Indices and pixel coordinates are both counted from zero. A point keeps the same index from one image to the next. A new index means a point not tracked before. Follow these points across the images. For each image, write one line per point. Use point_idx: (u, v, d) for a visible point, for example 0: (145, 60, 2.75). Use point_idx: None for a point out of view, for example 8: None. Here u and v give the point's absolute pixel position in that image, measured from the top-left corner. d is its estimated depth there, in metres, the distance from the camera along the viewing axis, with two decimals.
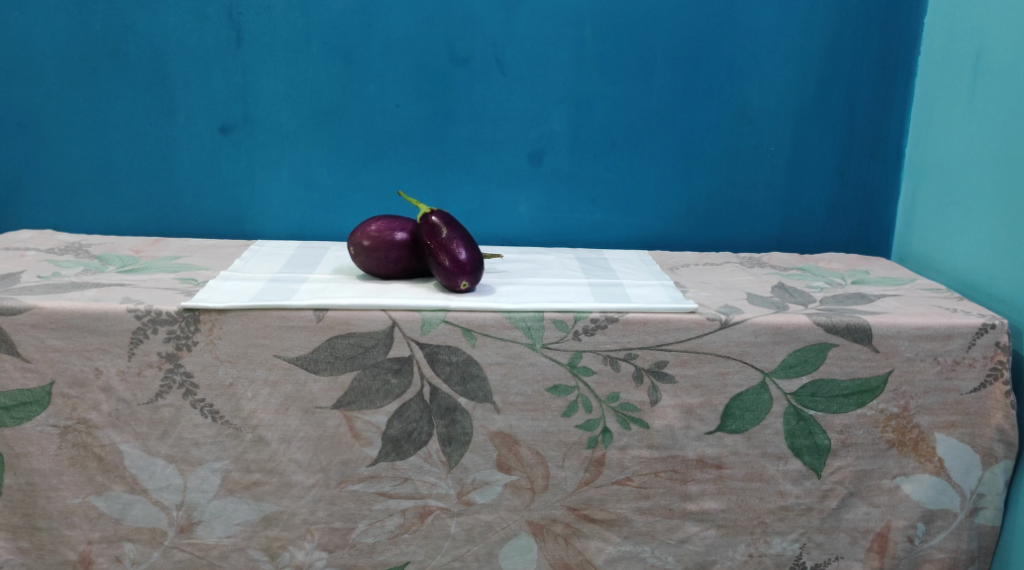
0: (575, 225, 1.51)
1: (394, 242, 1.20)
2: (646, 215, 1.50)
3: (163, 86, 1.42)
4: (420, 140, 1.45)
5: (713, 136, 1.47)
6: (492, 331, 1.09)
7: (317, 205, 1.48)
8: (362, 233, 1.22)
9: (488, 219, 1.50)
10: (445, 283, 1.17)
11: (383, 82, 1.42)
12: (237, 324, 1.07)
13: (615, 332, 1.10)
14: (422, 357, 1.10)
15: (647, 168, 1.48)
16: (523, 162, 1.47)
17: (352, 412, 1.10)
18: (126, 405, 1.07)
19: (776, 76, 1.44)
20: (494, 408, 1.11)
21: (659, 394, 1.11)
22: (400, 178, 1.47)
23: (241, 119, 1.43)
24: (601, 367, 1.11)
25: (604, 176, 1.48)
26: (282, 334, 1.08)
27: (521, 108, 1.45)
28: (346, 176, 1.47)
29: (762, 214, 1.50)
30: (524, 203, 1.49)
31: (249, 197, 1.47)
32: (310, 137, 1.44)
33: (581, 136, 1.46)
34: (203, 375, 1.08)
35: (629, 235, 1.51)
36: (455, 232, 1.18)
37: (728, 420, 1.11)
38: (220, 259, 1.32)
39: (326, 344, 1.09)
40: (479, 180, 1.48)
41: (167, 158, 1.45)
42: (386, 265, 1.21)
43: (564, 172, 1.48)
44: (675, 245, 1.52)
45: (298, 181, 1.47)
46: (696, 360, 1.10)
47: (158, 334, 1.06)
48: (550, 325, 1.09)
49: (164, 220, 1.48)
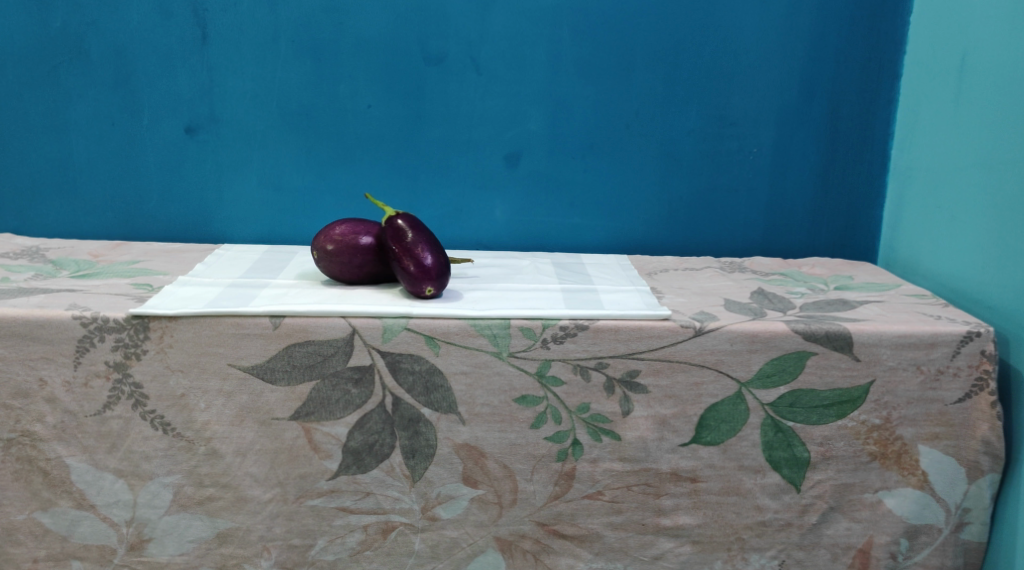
0: (551, 229, 1.46)
1: (358, 246, 1.16)
2: (625, 219, 1.46)
3: (125, 85, 1.37)
4: (392, 141, 1.41)
5: (695, 138, 1.42)
6: (456, 339, 1.05)
7: (286, 208, 1.43)
8: (325, 237, 1.17)
9: (462, 223, 1.45)
10: (410, 288, 1.12)
11: (353, 81, 1.38)
12: (189, 332, 1.03)
13: (585, 341, 1.06)
14: (384, 366, 1.05)
15: (626, 171, 1.44)
16: (499, 164, 1.43)
17: (311, 424, 1.05)
18: (73, 417, 1.03)
19: (759, 76, 1.40)
20: (459, 420, 1.06)
21: (631, 404, 1.07)
22: (371, 181, 1.42)
23: (206, 119, 1.38)
24: (571, 377, 1.06)
25: (582, 179, 1.44)
26: (236, 342, 1.03)
27: (496, 108, 1.40)
28: (315, 178, 1.42)
29: (744, 218, 1.46)
30: (500, 207, 1.45)
31: (215, 200, 1.42)
32: (278, 138, 1.40)
33: (558, 138, 1.42)
34: (153, 385, 1.03)
35: (608, 239, 1.47)
36: (421, 236, 1.13)
37: (702, 432, 1.07)
38: (180, 263, 1.27)
39: (283, 352, 1.04)
40: (454, 183, 1.43)
41: (130, 160, 1.40)
42: (350, 270, 1.17)
43: (540, 175, 1.44)
44: (655, 250, 1.48)
45: (265, 184, 1.42)
46: (669, 369, 1.06)
47: (106, 342, 1.02)
48: (517, 332, 1.05)
49: (128, 224, 1.43)
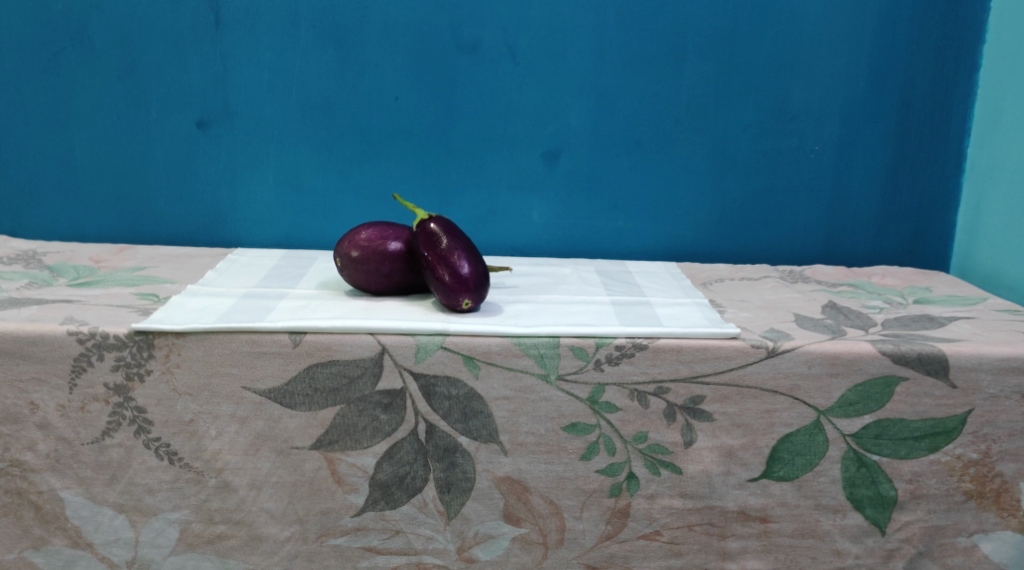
0: (593, 234, 1.34)
1: (386, 252, 1.04)
2: (674, 223, 1.34)
3: (131, 74, 1.25)
4: (421, 137, 1.29)
5: (752, 135, 1.30)
6: (498, 359, 0.93)
7: (304, 209, 1.31)
8: (350, 242, 1.05)
9: (496, 227, 1.33)
10: (445, 301, 1.01)
11: (379, 71, 1.26)
12: (198, 350, 0.91)
13: (644, 362, 0.93)
14: (417, 389, 0.93)
15: (676, 170, 1.32)
16: (537, 162, 1.31)
17: (334, 453, 0.94)
18: (68, 445, 0.92)
19: (824, 66, 1.27)
20: (501, 450, 0.95)
21: (694, 434, 0.94)
22: (398, 180, 1.31)
23: (218, 111, 1.27)
24: (627, 403, 0.94)
25: (628, 179, 1.32)
26: (252, 362, 0.92)
27: (535, 101, 1.28)
28: (337, 177, 1.30)
29: (805, 222, 1.33)
30: (538, 209, 1.33)
31: (228, 201, 1.31)
32: (296, 133, 1.28)
33: (601, 133, 1.30)
34: (158, 410, 0.92)
35: (654, 245, 1.35)
36: (457, 242, 1.02)
37: (774, 465, 0.94)
38: (190, 269, 1.15)
39: (304, 373, 0.92)
40: (487, 182, 1.31)
41: (136, 157, 1.29)
42: (378, 279, 1.05)
43: (582, 174, 1.32)
44: (706, 257, 1.35)
45: (282, 183, 1.30)
46: (738, 396, 0.93)
47: (105, 362, 0.90)
48: (567, 352, 0.93)
49: (134, 226, 1.31)
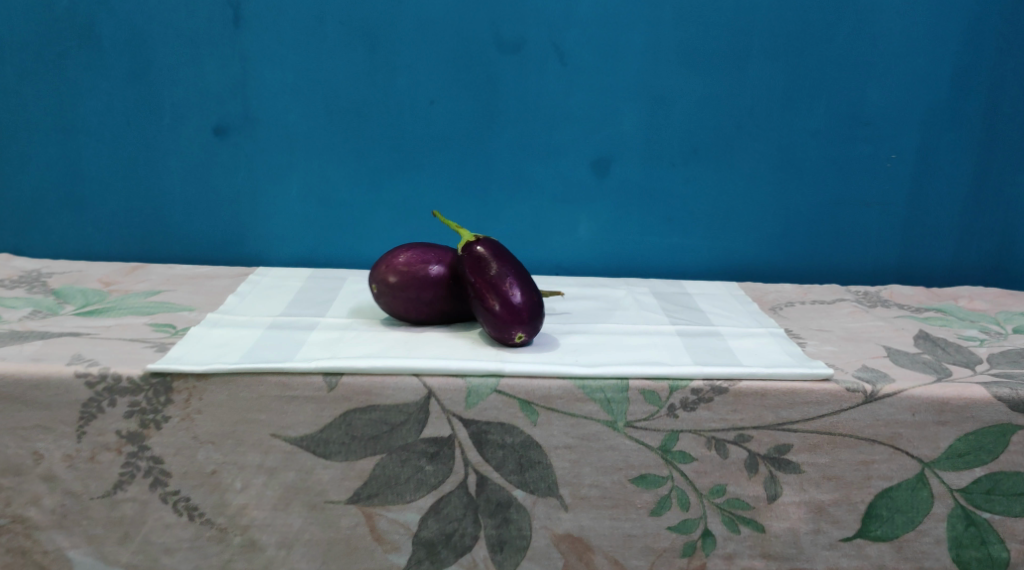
0: (646, 250, 1.23)
1: (428, 278, 0.93)
2: (734, 239, 1.22)
3: (144, 77, 1.14)
4: (458, 145, 1.18)
5: (821, 142, 1.18)
6: (559, 405, 0.82)
7: (332, 224, 1.20)
8: (387, 266, 0.94)
9: (540, 243, 1.23)
10: (495, 334, 0.90)
11: (414, 73, 1.15)
12: (222, 394, 0.81)
13: (723, 407, 0.82)
14: (467, 437, 0.83)
15: (737, 181, 1.20)
16: (586, 172, 1.20)
17: (374, 508, 0.84)
18: (76, 499, 0.82)
19: (902, 67, 1.16)
20: (560, 504, 0.84)
21: (780, 487, 0.83)
22: (434, 192, 1.20)
23: (238, 118, 1.16)
24: (703, 452, 0.83)
25: (684, 191, 1.21)
26: (282, 407, 0.81)
27: (584, 105, 1.17)
28: (367, 189, 1.19)
29: (877, 238, 1.22)
30: (585, 223, 1.22)
31: (249, 215, 1.20)
32: (323, 141, 1.17)
33: (656, 141, 1.19)
34: (177, 461, 0.81)
35: (712, 263, 1.24)
36: (508, 267, 0.90)
37: (871, 523, 0.83)
38: (208, 293, 1.04)
39: (340, 420, 0.82)
40: (530, 194, 1.20)
41: (149, 167, 1.18)
42: (418, 308, 0.94)
43: (634, 185, 1.20)
44: (768, 275, 1.24)
45: (308, 195, 1.19)
46: (831, 445, 0.82)
47: (117, 407, 0.80)
48: (637, 396, 0.82)
49: (146, 242, 1.21)
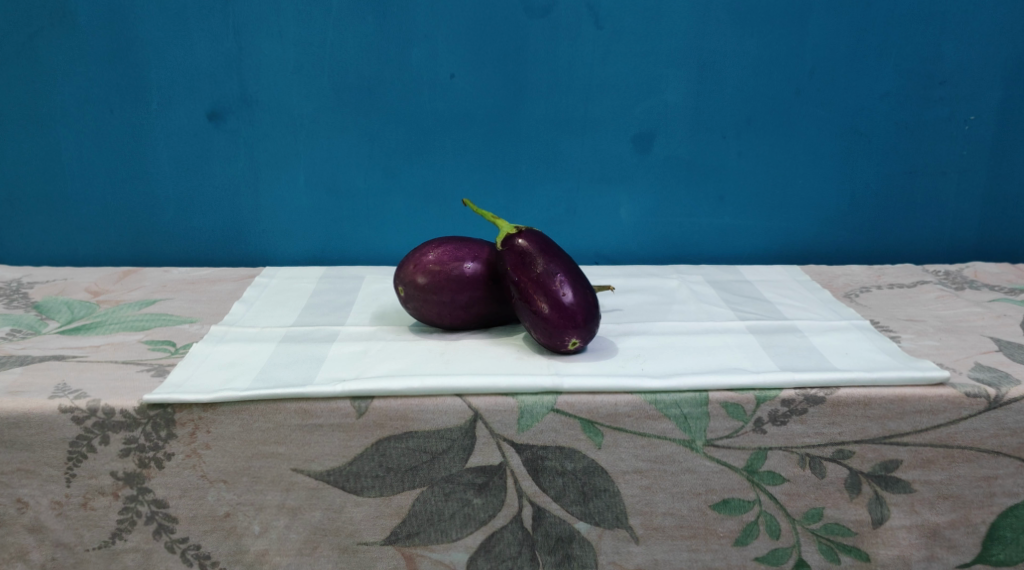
0: (695, 234, 1.10)
1: (463, 278, 0.81)
2: (794, 217, 1.10)
3: (126, 58, 1.01)
4: (483, 123, 1.04)
5: (891, 105, 1.05)
6: (628, 424, 0.71)
7: (344, 216, 1.08)
8: (416, 266, 0.82)
9: (577, 229, 1.10)
10: (544, 340, 0.78)
11: (431, 42, 1.01)
12: (234, 425, 0.69)
13: (819, 420, 0.71)
14: (521, 465, 0.71)
15: (797, 152, 1.07)
16: (626, 150, 1.06)
17: (415, 549, 0.72)
18: (69, 552, 0.70)
19: (985, 17, 1.02)
20: (631, 537, 0.73)
21: (886, 510, 0.72)
22: (457, 177, 1.06)
23: (234, 100, 1.02)
24: (796, 472, 0.71)
25: (737, 165, 1.07)
26: (304, 437, 0.70)
27: (624, 72, 1.03)
28: (382, 176, 1.06)
29: (952, 210, 1.10)
30: (627, 205, 1.09)
31: (251, 209, 1.07)
32: (331, 124, 1.04)
33: (706, 110, 1.05)
34: (184, 504, 0.70)
35: (769, 244, 1.11)
36: (556, 263, 0.78)
37: (993, 547, 0.73)
38: (211, 300, 0.92)
39: (372, 450, 0.70)
40: (565, 176, 1.07)
41: (137, 159, 1.04)
42: (453, 312, 0.82)
43: (682, 161, 1.07)
44: (831, 256, 1.12)
45: (316, 185, 1.06)
46: (947, 460, 0.71)
47: (111, 446, 0.68)
48: (718, 411, 0.71)
49: (138, 243, 1.08)
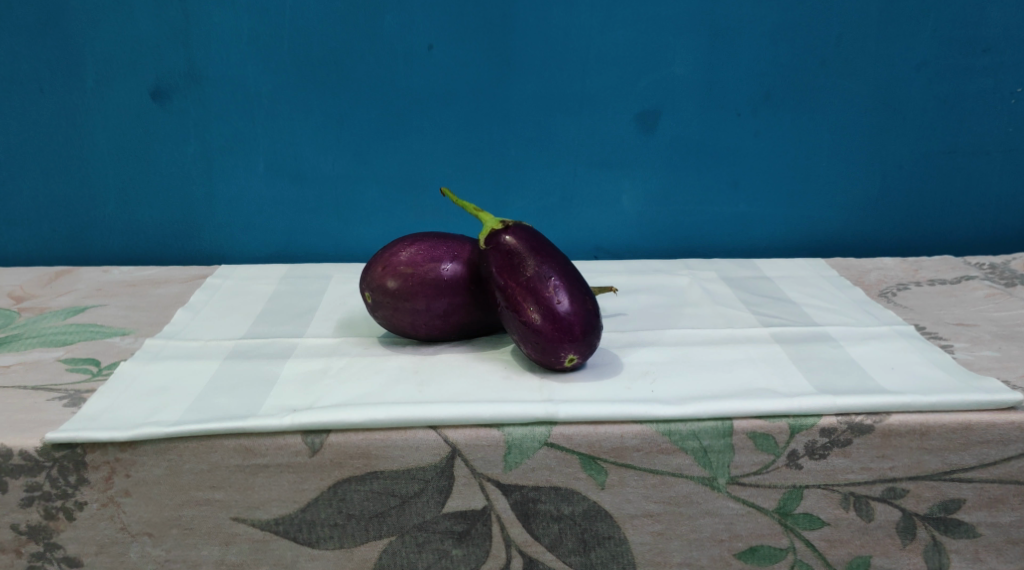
0: (706, 223, 0.98)
1: (440, 283, 0.69)
2: (817, 204, 0.98)
3: (53, 27, 0.87)
4: (466, 100, 0.92)
5: (928, 76, 0.93)
6: (636, 459, 0.59)
7: (309, 207, 0.95)
8: (384, 268, 0.70)
9: (573, 219, 0.97)
10: (537, 356, 0.66)
11: (405, 7, 0.88)
12: (159, 468, 0.57)
13: (866, 453, 0.59)
14: (508, 510, 0.60)
15: (821, 130, 0.94)
16: (630, 129, 0.93)
17: None
18: None
19: None
20: None
21: (945, 557, 0.61)
22: (437, 162, 0.94)
23: (181, 75, 0.89)
24: (838, 515, 0.60)
25: (754, 146, 0.95)
26: (246, 481, 0.58)
27: (627, 41, 0.90)
28: (352, 161, 0.93)
29: (995, 195, 0.98)
30: (629, 192, 0.96)
31: (202, 200, 0.94)
32: (292, 103, 0.91)
33: (720, 83, 0.92)
34: (101, 561, 0.58)
35: (789, 234, 0.99)
36: (549, 264, 0.66)
37: None
38: (151, 305, 0.80)
39: (329, 495, 0.59)
40: (560, 160, 0.94)
41: (71, 144, 0.91)
42: (428, 322, 0.70)
43: (691, 142, 0.94)
44: (858, 247, 1.00)
45: (276, 173, 0.93)
46: (1018, 499, 0.60)
47: (9, 494, 0.57)
48: (745, 443, 0.59)
49: (76, 239, 0.95)
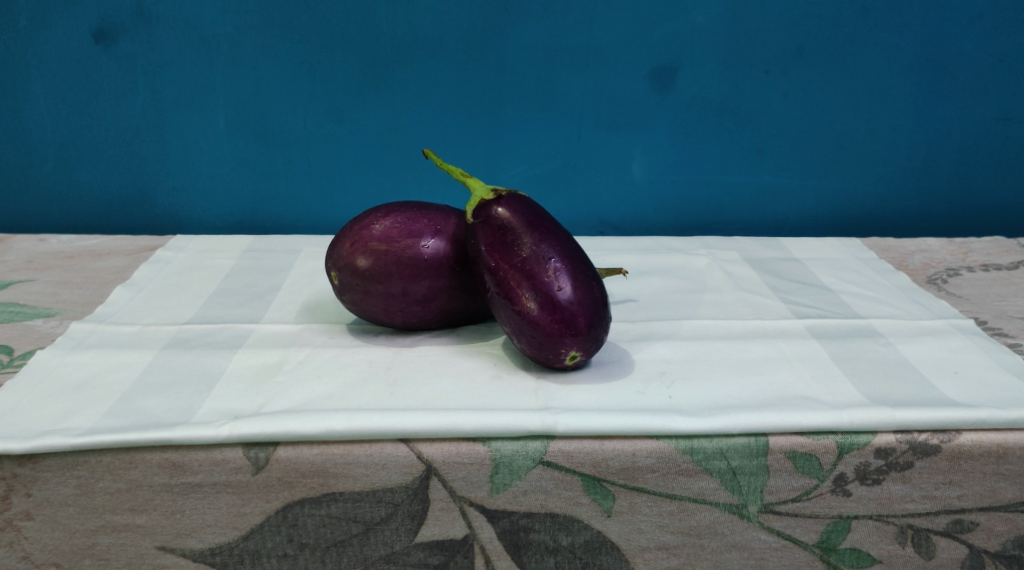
0: (726, 196, 0.87)
1: (419, 262, 0.58)
2: (852, 175, 0.87)
3: None
4: (456, 50, 0.80)
5: (985, 32, 0.81)
6: (651, 483, 0.49)
7: (278, 170, 0.84)
8: (353, 244, 0.59)
9: (577, 189, 0.86)
10: (532, 352, 0.55)
11: None
12: (68, 486, 0.47)
13: (929, 478, 0.49)
14: (495, 541, 0.50)
15: (860, 92, 0.83)
16: (642, 87, 0.82)
17: None
18: None
19: None
20: None
21: None
22: (423, 122, 0.83)
23: (127, 15, 0.77)
24: (891, 551, 0.50)
25: (782, 110, 0.84)
26: (175, 504, 0.47)
27: None
28: (325, 119, 0.82)
29: None
30: (640, 160, 0.85)
31: (156, 161, 0.83)
32: (256, 50, 0.79)
33: (747, 35, 0.80)
34: None
35: (819, 209, 0.88)
36: (548, 243, 0.55)
37: None
38: (88, 282, 0.69)
39: (278, 521, 0.48)
40: (562, 121, 0.83)
41: (3, 93, 0.80)
42: (405, 308, 0.59)
43: (712, 104, 0.83)
44: (894, 226, 0.89)
45: (239, 130, 0.82)
46: None
47: None
48: (782, 465, 0.49)
49: (13, 202, 0.84)
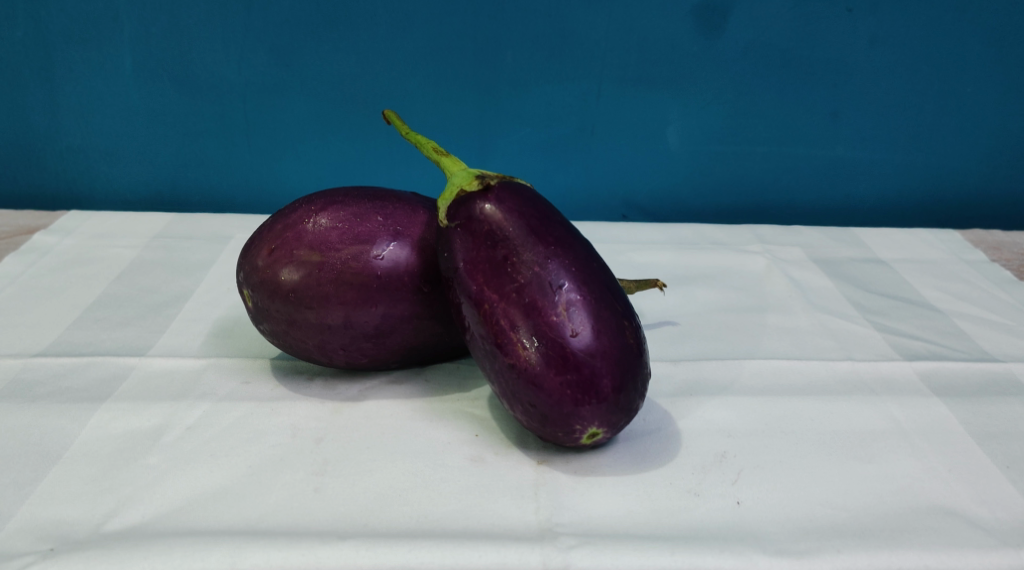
0: (785, 171, 0.68)
1: (367, 281, 0.39)
2: (948, 148, 0.67)
3: None
4: None
5: None
6: None
7: (207, 129, 0.65)
8: (274, 252, 0.40)
9: (594, 160, 0.67)
10: (533, 426, 0.37)
11: None
12: None
13: None
14: None
15: (970, 43, 0.63)
16: (684, 30, 0.62)
17: None
18: None
19: None
20: None
21: None
22: (395, 69, 0.63)
23: None
24: None
25: (866, 62, 0.64)
26: None
27: None
28: (266, 63, 0.62)
29: None
30: (677, 124, 0.66)
31: (47, 112, 0.63)
32: None
33: None
34: None
35: (901, 191, 0.69)
36: (559, 262, 0.37)
37: None
38: None
39: None
40: (577, 72, 0.63)
41: None
42: (348, 345, 0.41)
43: (774, 54, 0.63)
44: (997, 213, 0.70)
45: (153, 75, 0.62)
46: None
47: None
48: None
49: None
